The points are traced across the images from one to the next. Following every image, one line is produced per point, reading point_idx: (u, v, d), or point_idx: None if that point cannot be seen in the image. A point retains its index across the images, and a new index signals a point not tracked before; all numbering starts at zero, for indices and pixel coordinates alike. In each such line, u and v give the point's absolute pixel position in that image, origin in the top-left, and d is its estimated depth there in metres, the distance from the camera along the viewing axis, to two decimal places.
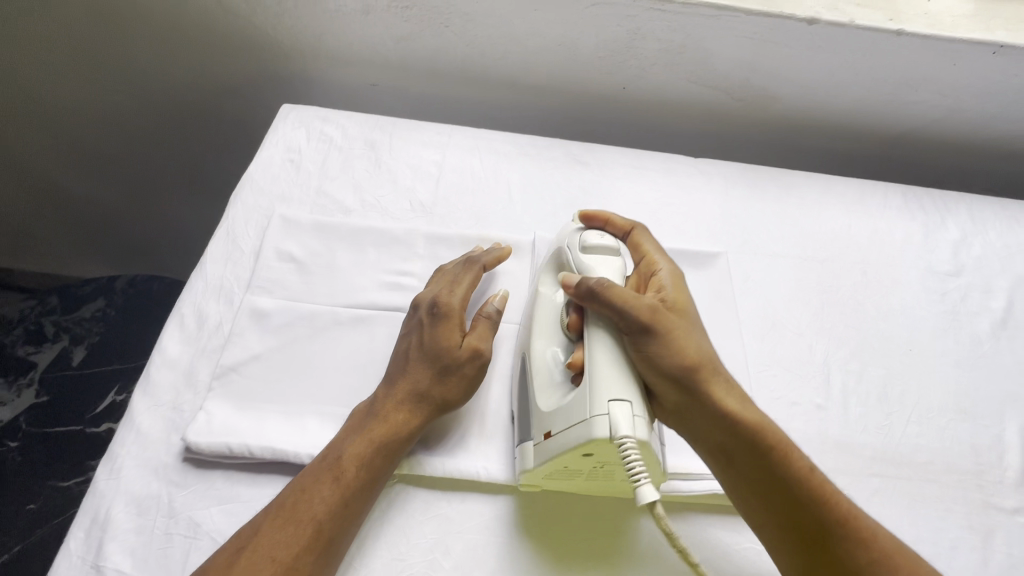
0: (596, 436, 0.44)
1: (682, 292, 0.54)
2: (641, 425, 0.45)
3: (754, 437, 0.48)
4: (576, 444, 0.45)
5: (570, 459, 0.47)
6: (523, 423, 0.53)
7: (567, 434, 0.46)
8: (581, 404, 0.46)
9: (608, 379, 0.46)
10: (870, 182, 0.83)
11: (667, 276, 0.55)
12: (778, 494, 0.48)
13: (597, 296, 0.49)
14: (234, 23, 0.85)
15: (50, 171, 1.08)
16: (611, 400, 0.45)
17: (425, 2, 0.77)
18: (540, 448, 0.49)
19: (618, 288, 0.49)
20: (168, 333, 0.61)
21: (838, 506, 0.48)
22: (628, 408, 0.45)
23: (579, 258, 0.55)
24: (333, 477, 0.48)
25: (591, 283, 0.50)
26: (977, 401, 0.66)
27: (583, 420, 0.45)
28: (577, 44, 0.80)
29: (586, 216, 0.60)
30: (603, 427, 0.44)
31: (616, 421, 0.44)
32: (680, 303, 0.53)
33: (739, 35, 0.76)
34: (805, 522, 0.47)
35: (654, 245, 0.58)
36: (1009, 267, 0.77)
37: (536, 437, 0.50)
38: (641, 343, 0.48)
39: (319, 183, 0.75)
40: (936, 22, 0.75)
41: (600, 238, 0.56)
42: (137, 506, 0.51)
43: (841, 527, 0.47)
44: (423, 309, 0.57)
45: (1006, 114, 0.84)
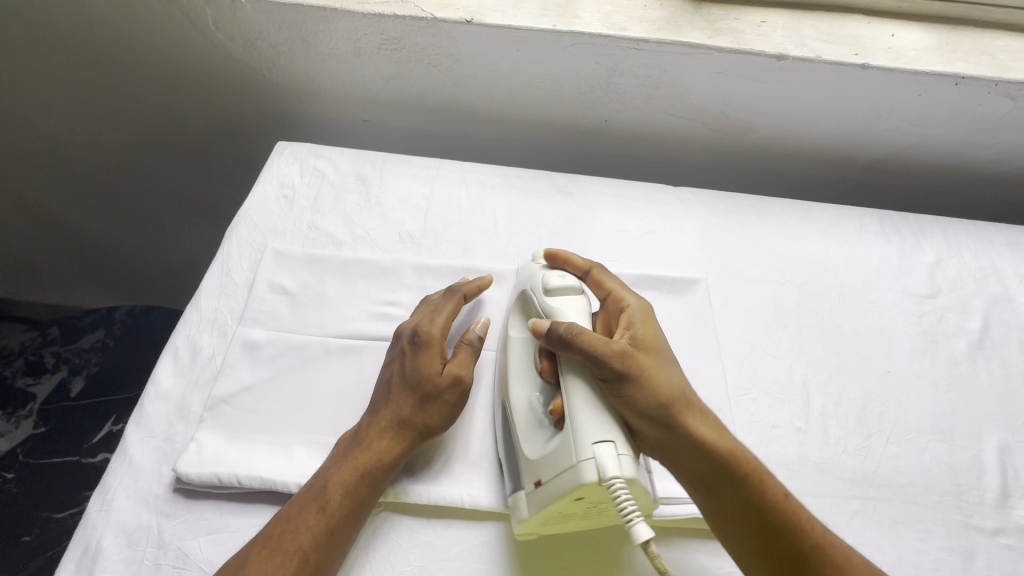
0: (586, 479, 0.45)
1: (651, 327, 0.57)
2: (628, 463, 0.46)
3: (730, 465, 0.50)
4: (568, 490, 0.46)
5: (564, 504, 0.48)
6: (511, 471, 0.54)
7: (558, 480, 0.47)
8: (567, 447, 0.48)
9: (590, 423, 0.48)
10: (845, 208, 0.85)
11: (636, 312, 0.58)
12: (755, 520, 0.49)
13: (569, 343, 0.51)
14: (233, 70, 0.89)
15: (54, 205, 1.12)
16: (595, 442, 0.47)
17: (413, 45, 0.81)
18: (532, 496, 0.50)
19: (586, 333, 0.51)
20: (162, 365, 0.63)
21: (814, 529, 0.49)
22: (611, 447, 0.46)
23: (544, 300, 0.58)
24: (319, 506, 0.50)
25: (562, 330, 0.52)
26: (955, 422, 0.67)
27: (572, 465, 0.47)
28: (558, 81, 0.84)
29: (550, 255, 0.64)
30: (591, 470, 0.46)
31: (602, 463, 0.45)
32: (652, 338, 0.56)
33: (712, 71, 0.80)
34: (782, 547, 0.48)
35: (616, 282, 0.61)
36: (984, 288, 0.79)
37: (526, 485, 0.51)
38: (614, 383, 0.50)
39: (311, 217, 0.78)
40: (899, 56, 0.78)
41: (563, 278, 0.59)
42: (127, 537, 0.52)
43: (819, 550, 0.48)
44: (405, 339, 0.60)
45: (975, 140, 0.87)
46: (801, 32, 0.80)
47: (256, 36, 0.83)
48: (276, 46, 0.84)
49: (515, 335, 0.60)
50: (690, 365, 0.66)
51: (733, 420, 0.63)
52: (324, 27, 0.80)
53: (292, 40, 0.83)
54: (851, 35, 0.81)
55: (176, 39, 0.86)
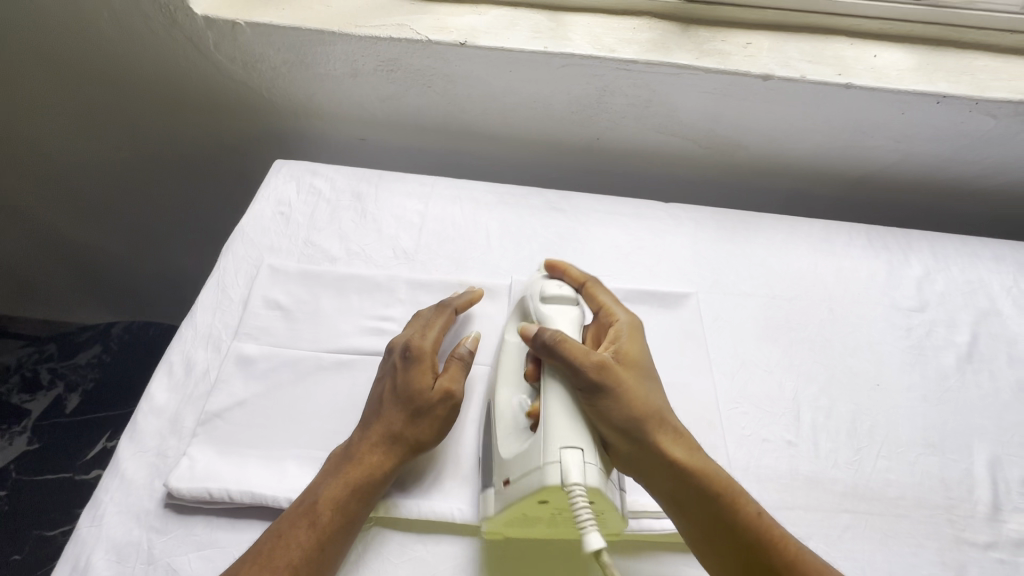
0: (548, 482, 0.46)
1: (637, 343, 0.58)
2: (593, 472, 0.47)
3: (702, 481, 0.51)
4: (531, 491, 0.47)
5: (527, 506, 0.49)
6: (483, 470, 0.55)
7: (523, 481, 0.48)
8: (536, 449, 0.49)
9: (562, 428, 0.49)
10: (834, 223, 0.87)
11: (624, 327, 0.59)
12: (728, 538, 0.50)
13: (552, 349, 0.53)
14: (233, 91, 0.91)
15: (55, 222, 1.14)
16: (564, 447, 0.47)
17: (409, 66, 0.83)
18: (499, 496, 0.51)
19: (570, 340, 0.53)
20: (157, 381, 0.63)
21: (786, 545, 0.50)
22: (578, 454, 0.47)
23: (539, 307, 0.60)
24: (310, 522, 0.50)
25: (546, 336, 0.54)
26: (945, 435, 0.67)
27: (538, 467, 0.48)
28: (550, 101, 0.86)
29: (550, 265, 0.66)
30: (554, 474, 0.46)
31: (566, 468, 0.46)
32: (636, 352, 0.57)
33: (700, 90, 0.82)
34: (755, 565, 0.49)
35: (610, 297, 0.63)
36: (972, 302, 0.79)
37: (496, 484, 0.52)
38: (591, 393, 0.51)
39: (307, 234, 0.79)
40: (880, 76, 0.80)
41: (559, 288, 0.61)
42: (117, 553, 0.52)
43: (790, 569, 0.48)
44: (396, 353, 0.60)
45: (959, 156, 0.89)
46: (786, 53, 0.82)
47: (256, 57, 0.85)
48: (275, 67, 0.86)
49: (512, 340, 0.61)
50: (681, 379, 0.67)
51: (725, 434, 0.63)
52: (323, 49, 0.82)
53: (291, 61, 0.85)
54: (834, 56, 0.83)
55: (178, 61, 0.88)
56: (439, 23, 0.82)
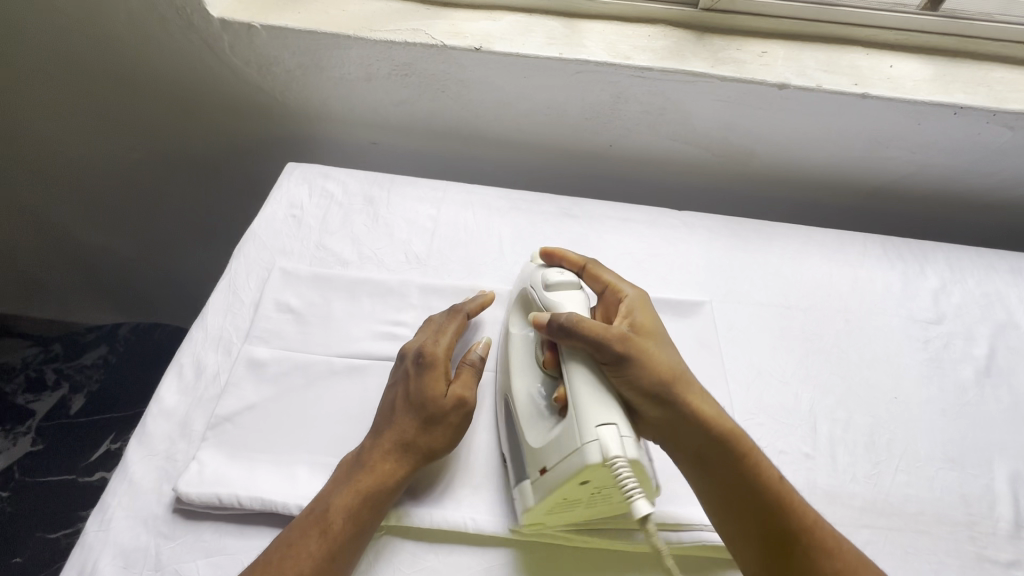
0: (590, 461, 0.45)
1: (649, 315, 0.59)
2: (630, 444, 0.46)
3: (725, 442, 0.52)
4: (572, 474, 0.46)
5: (569, 490, 0.48)
6: (515, 462, 0.54)
7: (562, 466, 0.47)
8: (571, 432, 0.48)
9: (593, 407, 0.48)
10: (848, 233, 0.86)
11: (633, 301, 0.60)
12: (746, 498, 0.50)
13: (570, 331, 0.52)
14: (245, 92, 0.91)
15: (65, 222, 1.14)
16: (599, 425, 0.47)
17: (423, 71, 0.83)
18: (537, 486, 0.50)
19: (585, 320, 0.52)
20: (167, 383, 0.63)
21: (802, 512, 0.50)
22: (614, 429, 0.47)
23: (545, 296, 0.59)
24: (321, 531, 0.49)
25: (562, 320, 0.53)
26: (964, 450, 0.66)
27: (576, 449, 0.47)
28: (564, 107, 0.86)
29: (546, 255, 0.66)
30: (595, 451, 0.46)
31: (605, 444, 0.46)
32: (647, 323, 0.58)
33: (715, 98, 0.82)
34: (771, 526, 0.49)
35: (613, 275, 0.64)
36: (988, 314, 0.79)
37: (531, 475, 0.51)
38: (616, 365, 0.51)
39: (319, 237, 0.79)
40: (897, 86, 0.80)
41: (560, 275, 0.60)
42: (124, 559, 0.51)
43: (809, 535, 0.49)
44: (409, 360, 0.59)
45: (975, 168, 0.88)
46: (802, 62, 0.82)
47: (270, 61, 0.85)
48: (289, 70, 0.86)
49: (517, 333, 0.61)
50: None
51: None
52: (338, 53, 0.82)
53: (305, 65, 0.85)
54: (850, 65, 0.83)
55: (192, 63, 0.88)
56: (453, 28, 0.82)
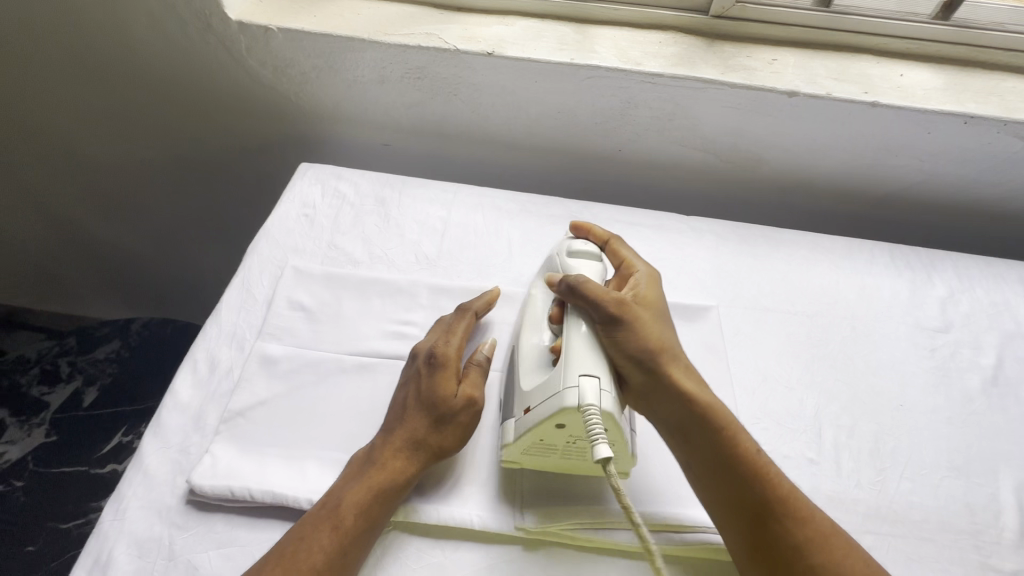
0: (566, 404, 0.48)
1: (655, 290, 0.60)
2: (608, 398, 0.48)
3: (705, 413, 0.53)
4: (549, 414, 0.49)
5: (545, 429, 0.51)
6: (507, 404, 0.57)
7: (541, 407, 0.50)
8: (557, 377, 0.50)
9: (580, 357, 0.50)
10: (856, 241, 0.87)
11: (643, 276, 0.61)
12: (727, 469, 0.51)
13: (575, 291, 0.55)
14: (260, 94, 0.93)
15: (84, 220, 1.17)
16: (582, 374, 0.49)
17: (435, 75, 0.84)
18: (519, 423, 0.53)
19: (591, 284, 0.55)
20: (181, 377, 0.64)
21: (778, 484, 0.51)
22: (595, 381, 0.49)
23: (566, 261, 0.61)
24: (332, 525, 0.50)
25: (570, 280, 0.55)
26: (969, 459, 0.66)
27: (556, 392, 0.49)
28: (574, 112, 0.87)
29: (574, 227, 0.67)
30: (572, 397, 0.48)
31: (584, 392, 0.48)
32: (649, 297, 0.59)
33: (725, 105, 0.82)
34: (748, 497, 0.50)
35: (631, 252, 0.65)
36: (997, 324, 0.78)
37: (517, 414, 0.54)
38: (609, 328, 0.53)
39: (331, 237, 0.80)
40: (907, 95, 0.80)
41: (584, 244, 0.62)
42: (138, 548, 0.52)
43: (784, 507, 0.49)
44: (420, 359, 0.60)
45: (984, 177, 0.88)
46: (811, 70, 0.83)
47: (286, 63, 0.87)
48: (304, 72, 0.88)
49: (538, 292, 0.63)
50: None
51: None
52: (352, 56, 0.84)
53: (320, 67, 0.86)
54: (860, 73, 0.83)
55: (208, 67, 0.90)
56: (467, 32, 0.83)
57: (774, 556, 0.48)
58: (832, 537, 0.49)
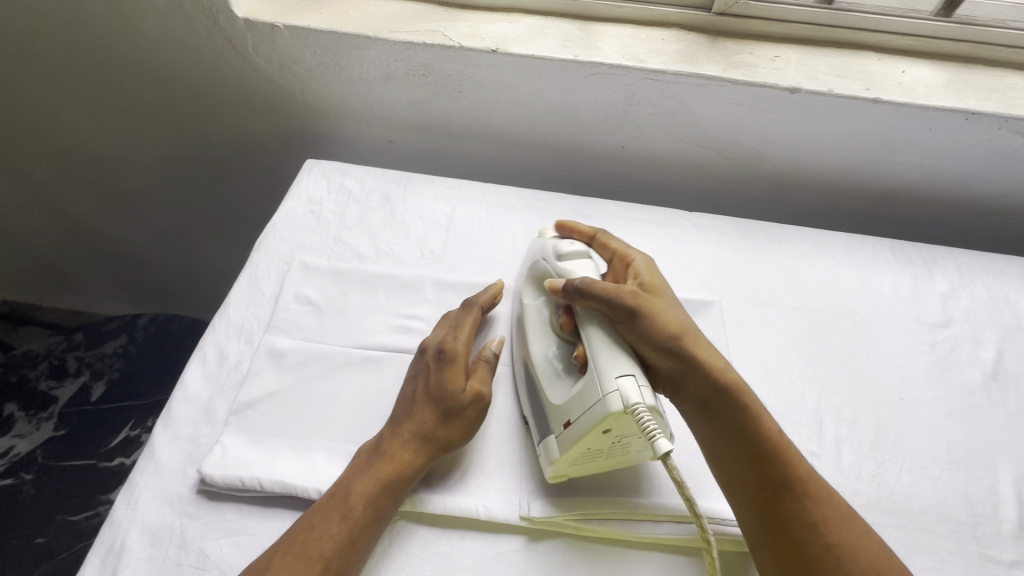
0: (612, 409, 0.48)
1: (656, 275, 0.62)
2: (648, 393, 0.49)
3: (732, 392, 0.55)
4: (594, 424, 0.48)
5: (592, 440, 0.50)
6: (540, 419, 0.57)
7: (584, 417, 0.50)
8: (592, 385, 0.50)
9: (609, 360, 0.51)
10: (858, 237, 0.87)
11: (642, 264, 0.63)
12: (746, 447, 0.53)
13: (585, 293, 0.55)
14: (265, 91, 0.94)
15: (91, 216, 1.19)
16: (619, 376, 0.49)
17: (440, 72, 0.85)
18: (562, 438, 0.52)
19: (598, 284, 0.55)
20: (190, 370, 0.65)
21: (797, 463, 0.52)
22: (632, 380, 0.49)
23: (558, 265, 0.61)
24: (342, 515, 0.51)
25: (576, 284, 0.55)
26: (969, 451, 0.67)
27: (598, 399, 0.49)
28: (577, 109, 0.87)
29: (559, 227, 0.68)
30: (616, 401, 0.48)
31: (626, 393, 0.48)
32: (655, 283, 0.61)
33: (727, 101, 0.83)
34: (766, 474, 0.51)
35: (620, 243, 0.66)
36: (998, 319, 0.79)
37: (556, 429, 0.54)
38: (628, 320, 0.54)
39: (337, 232, 0.81)
40: (909, 91, 0.81)
41: (571, 244, 0.63)
42: (151, 536, 0.53)
43: (801, 485, 0.51)
44: (429, 354, 0.61)
45: (985, 174, 0.89)
46: (814, 67, 0.83)
47: (291, 60, 0.88)
48: (310, 69, 0.89)
49: (531, 303, 0.63)
50: None
51: None
52: (358, 53, 0.84)
53: (326, 64, 0.87)
54: (862, 70, 0.84)
55: (215, 64, 0.91)
56: (472, 30, 0.84)
57: (792, 535, 0.49)
58: (850, 518, 0.50)
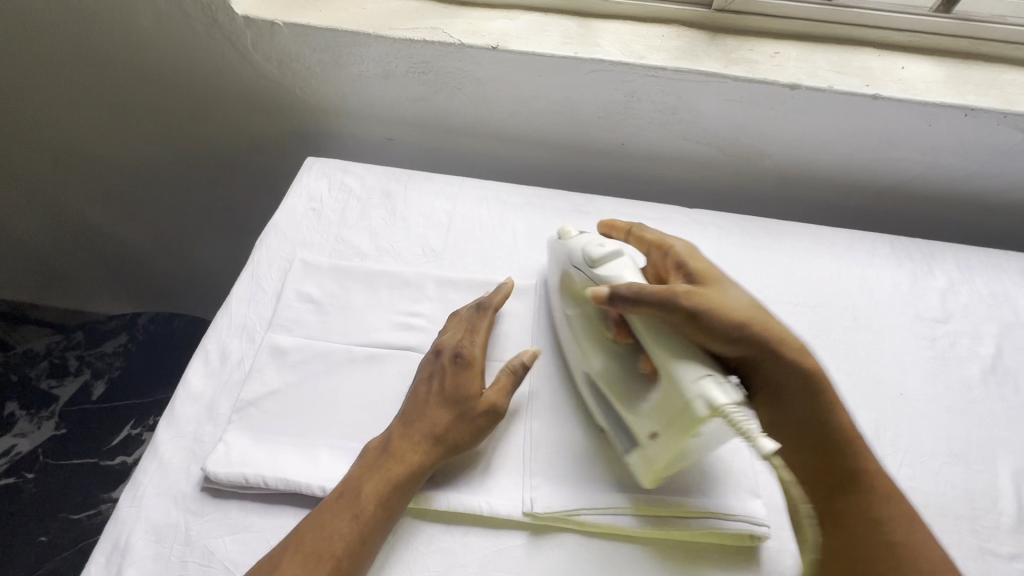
0: (700, 415, 0.46)
1: (702, 261, 0.61)
2: (731, 387, 0.47)
3: (811, 387, 0.54)
4: (687, 431, 0.48)
5: (687, 443, 0.50)
6: (621, 429, 0.57)
7: (674, 427, 0.49)
8: (672, 393, 0.49)
9: (681, 364, 0.49)
10: (857, 234, 0.88)
11: (684, 252, 0.62)
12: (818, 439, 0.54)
13: (636, 301, 0.52)
14: (264, 88, 0.93)
15: (90, 216, 1.19)
16: (697, 379, 0.48)
17: (440, 69, 0.85)
18: (654, 446, 0.52)
19: (647, 289, 0.53)
20: (193, 368, 0.65)
21: (867, 459, 0.54)
22: (712, 379, 0.47)
23: (594, 272, 0.60)
24: (352, 514, 0.51)
25: (624, 292, 0.53)
26: (968, 446, 0.67)
27: (683, 407, 0.48)
28: (577, 106, 0.87)
29: (607, 226, 0.72)
30: (703, 405, 0.46)
31: (710, 395, 0.46)
32: (708, 274, 0.59)
33: (727, 98, 0.83)
34: (835, 468, 0.54)
35: (656, 234, 0.66)
36: (997, 314, 0.79)
37: (644, 438, 0.53)
38: (692, 320, 0.51)
39: (338, 230, 0.81)
40: (909, 87, 0.81)
41: (601, 245, 0.61)
42: (155, 533, 0.54)
43: (869, 482, 0.53)
44: (445, 356, 0.61)
45: (983, 171, 0.89)
46: (814, 63, 0.83)
47: (291, 57, 0.87)
48: (309, 67, 0.88)
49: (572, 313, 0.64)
50: None
51: None
52: (358, 50, 0.84)
53: (326, 62, 0.87)
54: (862, 66, 0.84)
55: (213, 62, 0.91)
56: (472, 26, 0.84)
57: (854, 528, 0.51)
58: (912, 516, 0.52)
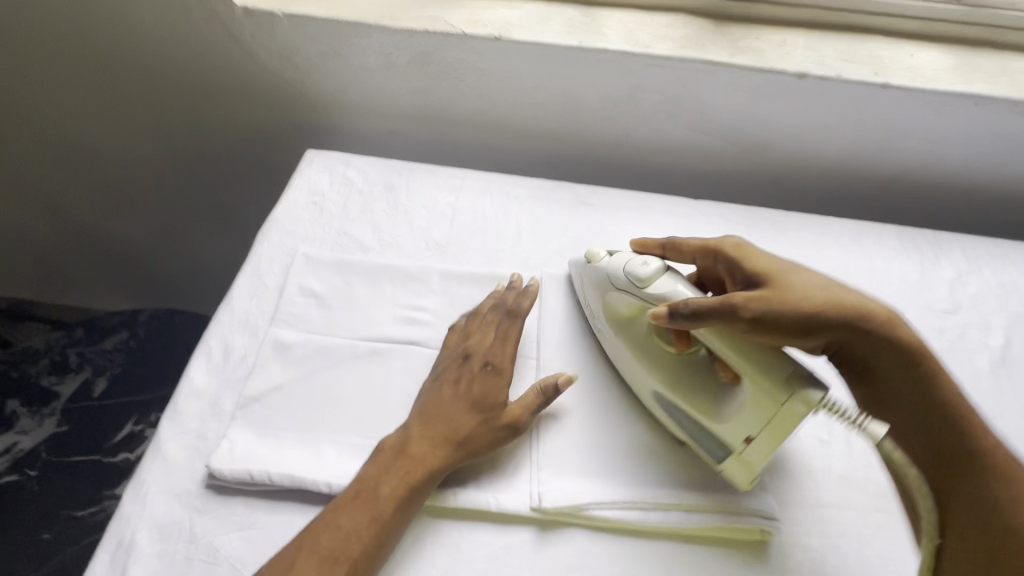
0: (802, 412, 0.48)
1: (758, 256, 0.59)
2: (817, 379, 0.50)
3: (906, 359, 0.54)
4: (788, 428, 0.50)
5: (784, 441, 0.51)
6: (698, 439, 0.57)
7: (771, 427, 0.51)
8: (764, 396, 0.50)
9: (766, 367, 0.50)
10: (864, 225, 0.87)
11: (734, 251, 0.61)
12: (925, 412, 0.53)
13: (698, 316, 0.52)
14: (262, 80, 0.92)
15: (89, 212, 1.18)
16: (788, 378, 0.49)
17: (442, 60, 0.84)
18: (750, 451, 0.53)
19: (704, 303, 0.52)
20: (195, 364, 0.64)
21: (977, 429, 0.52)
22: (803, 377, 0.50)
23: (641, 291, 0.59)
24: (369, 515, 0.50)
25: (682, 310, 0.53)
26: None
27: (779, 408, 0.50)
28: (581, 98, 0.86)
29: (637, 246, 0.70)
30: (802, 403, 0.48)
31: (806, 393, 0.49)
32: (768, 265, 0.58)
33: (733, 87, 0.82)
34: (948, 443, 0.52)
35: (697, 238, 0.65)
36: (1005, 305, 0.79)
37: (734, 445, 0.54)
38: (761, 324, 0.52)
39: (340, 224, 0.80)
40: (917, 76, 0.80)
41: (643, 263, 0.60)
42: (159, 531, 0.53)
43: (985, 456, 0.51)
44: (474, 362, 0.61)
45: (991, 160, 0.88)
46: (821, 52, 0.82)
47: (292, 50, 0.86)
48: (310, 58, 0.87)
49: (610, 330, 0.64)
50: None
51: None
52: (359, 41, 0.83)
53: (326, 53, 0.86)
54: (870, 55, 0.83)
55: (213, 54, 0.89)
56: (475, 16, 0.83)
57: (980, 507, 0.49)
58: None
